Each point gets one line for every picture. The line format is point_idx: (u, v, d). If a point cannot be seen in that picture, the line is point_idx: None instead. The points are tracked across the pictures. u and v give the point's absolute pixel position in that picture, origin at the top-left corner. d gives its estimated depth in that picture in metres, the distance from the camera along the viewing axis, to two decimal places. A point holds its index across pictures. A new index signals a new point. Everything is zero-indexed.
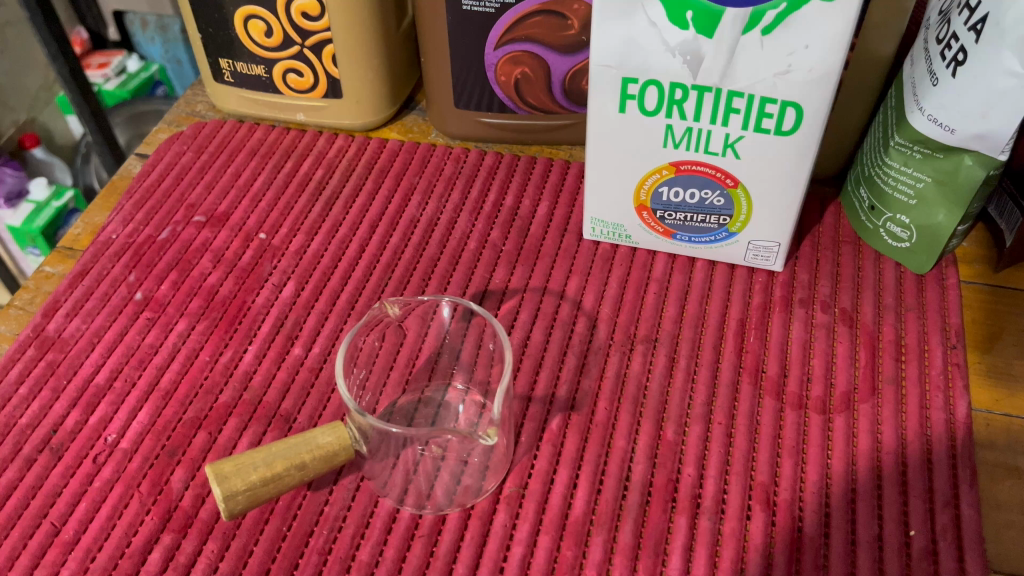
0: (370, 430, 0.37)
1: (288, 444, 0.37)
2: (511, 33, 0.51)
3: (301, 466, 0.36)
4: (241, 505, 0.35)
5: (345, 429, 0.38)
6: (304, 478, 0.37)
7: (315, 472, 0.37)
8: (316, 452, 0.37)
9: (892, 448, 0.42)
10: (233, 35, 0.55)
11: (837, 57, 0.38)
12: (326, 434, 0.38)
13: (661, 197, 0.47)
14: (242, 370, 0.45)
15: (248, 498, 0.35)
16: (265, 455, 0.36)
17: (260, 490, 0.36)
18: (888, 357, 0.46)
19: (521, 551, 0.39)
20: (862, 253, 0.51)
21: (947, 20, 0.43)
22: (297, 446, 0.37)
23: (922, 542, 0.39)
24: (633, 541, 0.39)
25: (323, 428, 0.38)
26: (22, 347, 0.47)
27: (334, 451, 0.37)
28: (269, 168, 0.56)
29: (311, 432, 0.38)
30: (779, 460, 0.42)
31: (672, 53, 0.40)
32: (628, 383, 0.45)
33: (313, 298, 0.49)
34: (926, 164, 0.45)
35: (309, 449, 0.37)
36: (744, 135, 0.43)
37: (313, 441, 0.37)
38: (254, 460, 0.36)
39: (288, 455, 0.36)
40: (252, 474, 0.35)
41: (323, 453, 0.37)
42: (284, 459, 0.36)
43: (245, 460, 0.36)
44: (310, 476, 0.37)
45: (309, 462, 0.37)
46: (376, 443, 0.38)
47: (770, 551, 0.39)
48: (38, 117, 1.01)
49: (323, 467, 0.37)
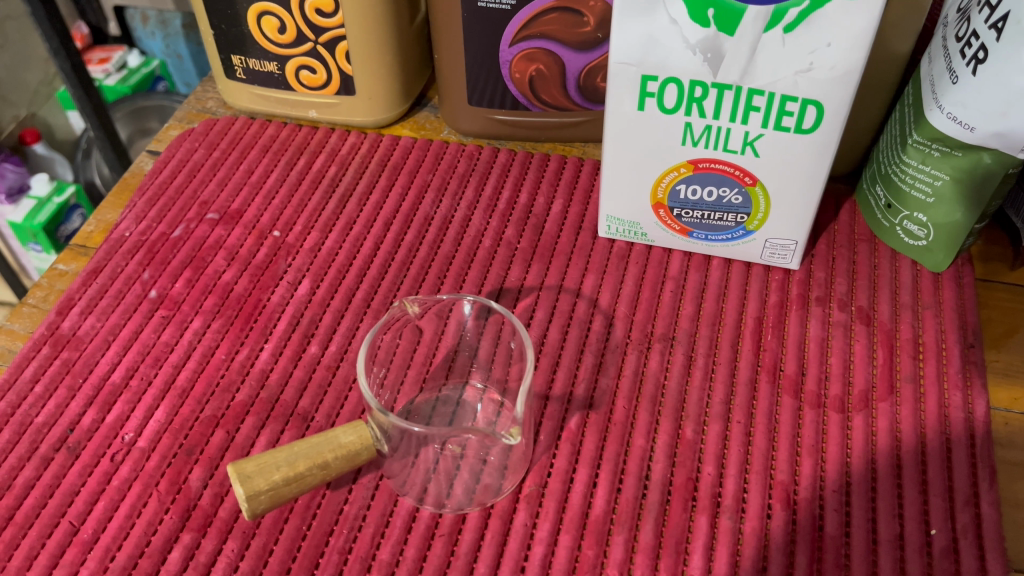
0: (393, 428, 0.37)
1: (310, 443, 0.37)
2: (526, 29, 0.51)
3: (325, 465, 0.36)
4: (263, 504, 0.35)
5: (366, 428, 0.38)
6: (326, 477, 0.37)
7: (337, 472, 0.37)
8: (338, 451, 0.37)
9: (911, 447, 0.42)
10: (246, 31, 0.54)
11: (859, 56, 0.38)
12: (347, 433, 0.37)
13: (678, 195, 0.47)
14: (258, 368, 0.45)
15: (271, 497, 0.35)
16: (287, 455, 0.36)
17: (283, 489, 0.35)
18: (906, 355, 0.45)
19: (542, 550, 0.39)
20: (878, 251, 0.51)
21: (968, 18, 0.43)
22: (320, 445, 0.37)
23: (944, 541, 0.39)
24: (654, 541, 0.39)
25: (344, 427, 0.38)
26: (37, 346, 0.47)
27: (357, 450, 0.37)
28: (282, 165, 0.56)
29: (331, 431, 0.38)
30: (799, 459, 0.42)
31: (692, 51, 0.40)
32: (646, 382, 0.45)
33: (328, 295, 0.49)
34: (944, 162, 0.45)
35: (331, 449, 0.37)
36: (763, 133, 0.43)
37: (335, 440, 0.37)
38: (277, 459, 0.36)
39: (310, 455, 0.36)
40: (276, 474, 0.35)
41: (346, 452, 0.37)
42: (307, 458, 0.36)
43: (267, 459, 0.36)
44: (331, 476, 0.37)
45: (331, 461, 0.37)
46: (397, 441, 0.38)
47: (792, 550, 0.39)
48: (38, 112, 1.01)
49: (344, 466, 0.37)
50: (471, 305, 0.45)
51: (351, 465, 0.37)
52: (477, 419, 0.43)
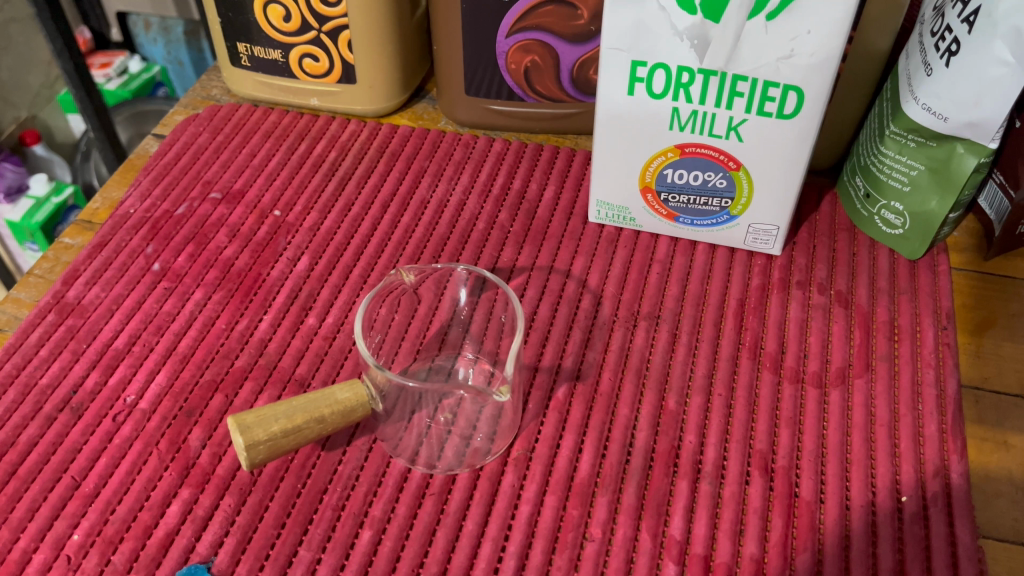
0: (388, 387, 0.39)
1: (309, 399, 0.38)
2: (522, 21, 0.53)
3: (322, 419, 0.38)
4: (261, 454, 0.37)
5: (363, 387, 0.40)
6: (323, 431, 0.38)
7: (333, 426, 0.39)
8: (334, 407, 0.39)
9: (885, 421, 0.43)
10: (252, 19, 0.56)
11: (838, 43, 0.40)
12: (344, 390, 0.39)
13: (665, 179, 0.49)
14: (257, 338, 0.47)
15: (269, 448, 0.37)
16: (286, 408, 0.38)
17: (280, 440, 0.37)
18: (882, 335, 0.47)
19: (529, 510, 0.40)
20: (857, 240, 0.53)
21: (942, 14, 0.45)
22: (318, 400, 0.39)
23: (914, 507, 0.40)
24: (636, 502, 0.40)
25: (341, 385, 0.40)
26: (43, 313, 0.48)
27: (353, 407, 0.39)
28: (284, 149, 0.58)
29: (328, 388, 0.39)
30: (777, 430, 0.43)
31: (680, 37, 0.42)
32: (632, 356, 0.46)
33: (326, 271, 0.50)
34: (919, 152, 0.47)
35: (328, 404, 0.39)
36: (747, 119, 0.45)
37: (331, 396, 0.39)
38: (276, 412, 0.37)
39: (307, 409, 0.38)
40: (274, 425, 0.37)
41: (342, 408, 0.39)
42: (305, 412, 0.38)
43: (267, 412, 0.37)
44: (326, 432, 0.39)
45: (327, 416, 0.38)
46: (392, 401, 0.40)
47: (769, 514, 0.40)
48: (38, 114, 1.03)
49: (340, 421, 0.39)
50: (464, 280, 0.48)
51: (345, 421, 0.39)
52: (468, 381, 0.45)
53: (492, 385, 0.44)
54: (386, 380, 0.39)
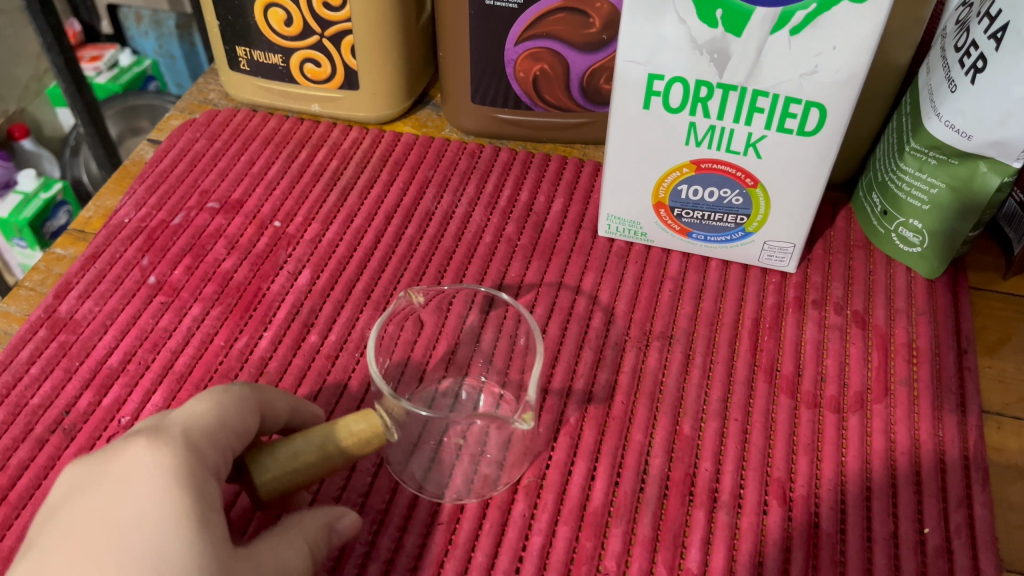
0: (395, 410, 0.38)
1: (320, 433, 0.36)
2: (532, 29, 0.51)
3: (333, 452, 0.36)
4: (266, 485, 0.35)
5: (377, 418, 0.37)
6: (338, 466, 0.36)
7: (348, 460, 0.36)
8: (348, 441, 0.36)
9: (906, 449, 0.42)
10: (252, 22, 0.55)
11: (863, 59, 0.39)
12: (357, 421, 0.37)
13: (680, 195, 0.48)
14: (257, 356, 0.45)
15: (274, 480, 0.35)
16: (295, 446, 0.35)
17: (286, 473, 0.35)
18: (900, 358, 0.46)
19: (540, 541, 0.39)
20: (873, 257, 0.52)
21: (967, 29, 0.44)
22: (330, 434, 0.36)
23: (937, 540, 0.39)
24: (652, 534, 0.39)
25: (355, 415, 0.37)
26: (34, 328, 0.46)
27: (368, 439, 0.36)
28: (284, 156, 0.56)
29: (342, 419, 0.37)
30: (795, 457, 0.42)
31: (699, 51, 0.41)
32: (645, 378, 0.45)
33: (328, 286, 0.49)
34: (940, 170, 0.46)
35: (341, 439, 0.36)
36: (766, 135, 0.43)
37: (345, 429, 0.36)
38: (285, 452, 0.35)
39: (319, 446, 0.36)
40: (284, 468, 0.35)
41: (356, 441, 0.36)
42: (316, 450, 0.35)
43: (275, 451, 0.35)
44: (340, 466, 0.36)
45: (341, 452, 0.36)
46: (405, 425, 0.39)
47: (788, 546, 0.39)
48: (27, 107, 1.00)
49: (357, 453, 0.37)
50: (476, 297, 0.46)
51: (361, 452, 0.37)
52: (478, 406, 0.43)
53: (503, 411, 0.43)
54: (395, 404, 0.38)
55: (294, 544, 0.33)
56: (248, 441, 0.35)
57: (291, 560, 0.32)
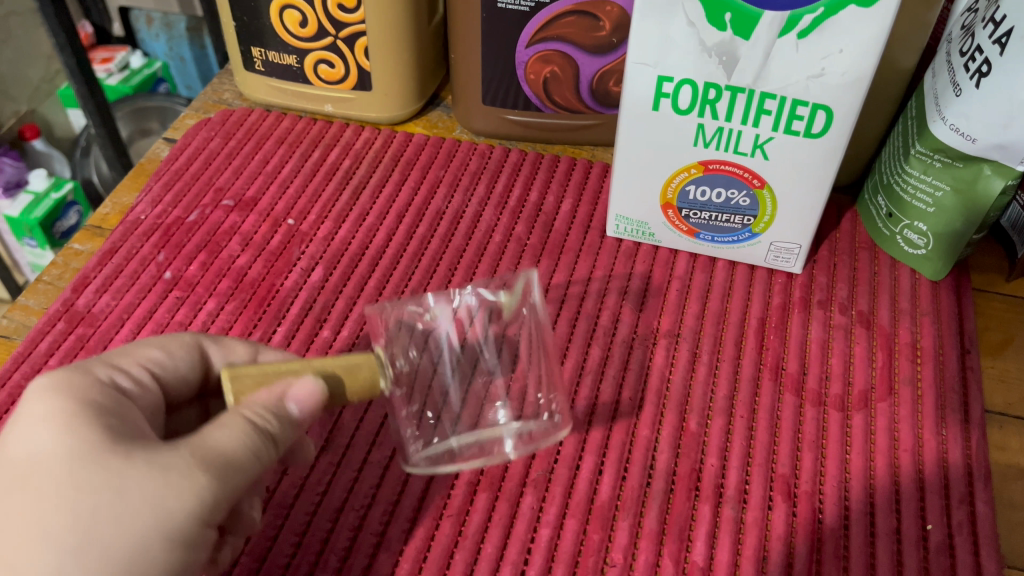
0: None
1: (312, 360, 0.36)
2: (543, 32, 0.52)
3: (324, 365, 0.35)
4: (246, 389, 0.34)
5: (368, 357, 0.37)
6: (317, 373, 0.35)
7: (330, 375, 0.35)
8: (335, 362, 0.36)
9: (909, 447, 0.43)
10: (267, 23, 0.56)
11: (869, 62, 0.39)
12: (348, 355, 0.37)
13: (687, 196, 0.48)
14: (271, 350, 0.46)
15: (255, 382, 0.34)
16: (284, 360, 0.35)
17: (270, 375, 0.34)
18: (904, 358, 0.47)
19: (549, 533, 0.39)
20: (878, 259, 0.52)
21: (972, 34, 0.44)
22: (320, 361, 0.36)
23: (939, 536, 0.40)
24: (658, 527, 0.40)
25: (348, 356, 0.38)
26: (52, 321, 0.47)
27: (357, 363, 0.36)
28: (297, 156, 0.57)
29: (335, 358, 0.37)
30: (800, 454, 0.43)
31: (708, 53, 0.42)
32: (652, 376, 0.46)
33: (340, 284, 0.50)
34: (945, 172, 0.46)
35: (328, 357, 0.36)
36: (773, 137, 0.44)
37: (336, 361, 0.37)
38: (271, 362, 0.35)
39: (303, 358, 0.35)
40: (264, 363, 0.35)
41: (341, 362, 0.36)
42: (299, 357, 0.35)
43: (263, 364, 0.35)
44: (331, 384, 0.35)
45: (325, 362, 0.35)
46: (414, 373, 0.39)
47: (792, 541, 0.39)
48: (38, 108, 1.01)
49: (340, 375, 0.35)
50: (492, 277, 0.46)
51: (353, 379, 0.36)
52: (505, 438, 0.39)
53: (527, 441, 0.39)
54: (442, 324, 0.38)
55: (230, 422, 0.32)
56: (174, 371, 0.37)
57: (228, 436, 0.31)
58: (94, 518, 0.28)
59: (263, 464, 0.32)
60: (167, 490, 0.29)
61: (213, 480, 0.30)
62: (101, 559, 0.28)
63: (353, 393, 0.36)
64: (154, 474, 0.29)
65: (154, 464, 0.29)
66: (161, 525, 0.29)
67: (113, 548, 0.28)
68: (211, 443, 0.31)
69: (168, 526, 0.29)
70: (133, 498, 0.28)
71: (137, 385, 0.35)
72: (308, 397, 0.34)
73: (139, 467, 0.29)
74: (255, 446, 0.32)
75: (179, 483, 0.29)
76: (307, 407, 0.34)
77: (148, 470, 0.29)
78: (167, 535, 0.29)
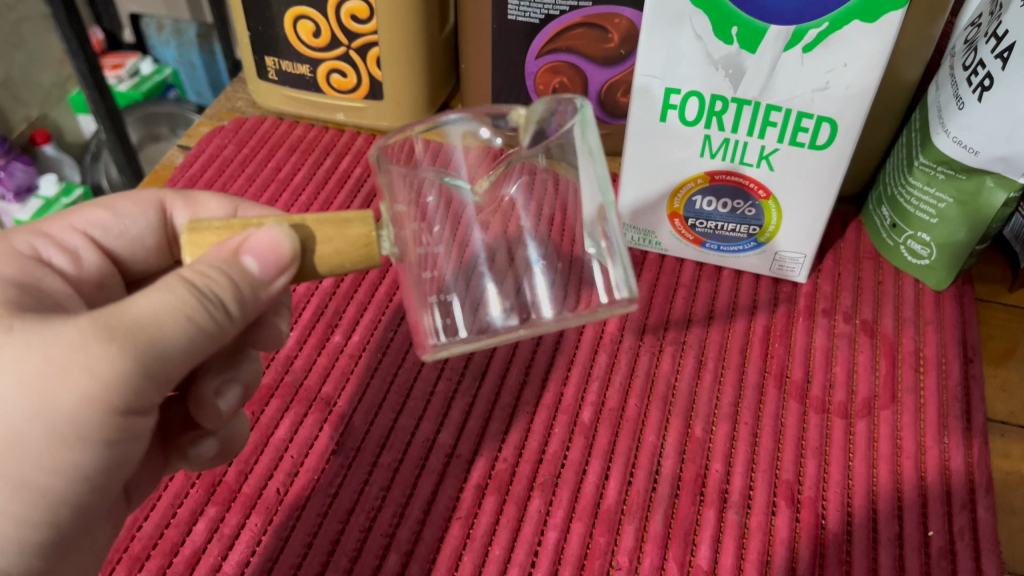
0: (540, 107, 0.35)
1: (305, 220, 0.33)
2: (552, 43, 0.53)
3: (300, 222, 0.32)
4: (205, 243, 0.32)
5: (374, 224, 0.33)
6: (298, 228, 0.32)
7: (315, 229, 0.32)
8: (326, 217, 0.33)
9: (912, 455, 0.43)
10: (281, 34, 0.57)
11: (873, 76, 0.40)
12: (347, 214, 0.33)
13: (694, 205, 0.49)
14: (283, 355, 0.48)
15: (216, 236, 0.32)
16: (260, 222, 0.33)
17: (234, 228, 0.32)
18: (907, 366, 0.47)
19: (556, 536, 0.40)
20: (882, 269, 0.53)
21: (975, 48, 0.45)
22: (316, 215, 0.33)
23: (940, 542, 0.40)
24: (663, 531, 0.40)
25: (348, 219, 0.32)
26: None
27: (346, 219, 0.32)
28: (309, 163, 0.58)
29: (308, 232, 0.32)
30: (803, 460, 0.43)
31: (715, 66, 0.43)
32: (658, 382, 0.47)
33: (352, 289, 0.51)
34: (948, 184, 0.47)
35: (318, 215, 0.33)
36: (779, 148, 0.45)
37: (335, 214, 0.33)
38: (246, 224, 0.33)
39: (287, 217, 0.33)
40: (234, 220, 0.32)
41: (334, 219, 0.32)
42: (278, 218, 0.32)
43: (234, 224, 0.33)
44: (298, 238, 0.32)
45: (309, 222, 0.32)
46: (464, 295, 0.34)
47: (795, 546, 0.40)
48: (49, 113, 1.02)
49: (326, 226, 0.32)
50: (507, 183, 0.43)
51: (337, 234, 0.32)
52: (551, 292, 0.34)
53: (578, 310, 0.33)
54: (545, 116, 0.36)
55: (160, 283, 0.30)
56: (112, 242, 0.41)
57: (151, 300, 0.29)
58: None
59: (201, 322, 0.30)
60: (51, 371, 0.28)
61: (116, 349, 0.28)
62: (8, 445, 0.28)
63: (326, 259, 0.32)
64: (39, 353, 0.28)
65: (39, 341, 0.28)
66: (43, 410, 0.28)
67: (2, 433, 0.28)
68: (124, 310, 0.29)
69: (65, 410, 0.28)
70: (16, 380, 0.28)
71: (69, 256, 0.39)
72: (263, 249, 0.31)
73: (24, 348, 0.28)
74: (189, 307, 0.30)
75: (65, 364, 0.28)
76: (269, 262, 0.31)
77: (33, 348, 0.28)
78: (71, 414, 0.28)
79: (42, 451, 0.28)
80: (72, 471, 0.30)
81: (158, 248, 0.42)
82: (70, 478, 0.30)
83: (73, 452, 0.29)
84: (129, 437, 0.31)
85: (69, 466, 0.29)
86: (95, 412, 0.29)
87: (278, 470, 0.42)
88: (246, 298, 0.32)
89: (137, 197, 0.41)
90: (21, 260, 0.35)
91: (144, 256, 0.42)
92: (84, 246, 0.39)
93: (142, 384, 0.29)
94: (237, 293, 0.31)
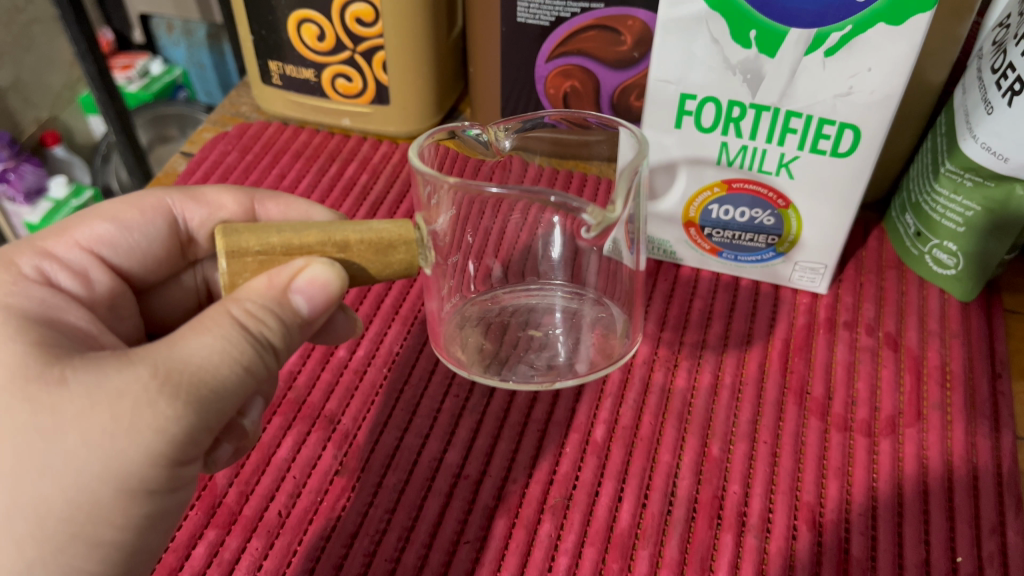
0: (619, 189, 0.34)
1: (340, 224, 0.34)
2: (563, 46, 0.51)
3: (344, 246, 0.33)
4: (247, 271, 0.32)
5: (411, 231, 0.34)
6: (341, 253, 0.33)
7: (359, 257, 0.34)
8: (366, 237, 0.34)
9: (938, 474, 0.42)
10: (285, 38, 0.55)
11: (899, 80, 0.38)
12: (385, 224, 0.34)
13: (710, 214, 0.48)
14: (287, 370, 0.47)
15: (258, 265, 0.32)
16: (294, 230, 0.33)
17: (279, 257, 0.33)
18: (933, 382, 0.45)
19: (567, 561, 0.38)
20: (906, 279, 0.51)
21: (1004, 50, 0.43)
22: (350, 225, 0.34)
23: (970, 568, 0.38)
24: (679, 556, 0.39)
25: (391, 232, 0.34)
26: None
27: (391, 243, 0.34)
28: (315, 169, 0.57)
29: (350, 250, 0.33)
30: (825, 481, 0.41)
31: (733, 71, 0.41)
32: (674, 400, 0.45)
33: (358, 301, 0.51)
34: (976, 192, 0.45)
35: (358, 231, 0.34)
36: (799, 156, 0.43)
37: (368, 225, 0.34)
38: (278, 228, 0.33)
39: (325, 231, 0.33)
40: (272, 238, 0.33)
41: (376, 242, 0.34)
42: (319, 233, 0.33)
43: (264, 227, 0.33)
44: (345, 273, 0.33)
45: (353, 244, 0.33)
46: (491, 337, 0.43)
47: (817, 570, 0.38)
48: (60, 115, 1.01)
49: (369, 253, 0.34)
50: (502, 123, 0.44)
51: (383, 260, 0.34)
52: (556, 316, 0.44)
53: (592, 349, 0.42)
54: (618, 183, 0.34)
55: (212, 326, 0.30)
56: (121, 256, 0.39)
57: (208, 349, 0.29)
58: (41, 470, 0.27)
59: (255, 369, 0.31)
60: (117, 429, 0.27)
61: (180, 406, 0.28)
62: (81, 509, 0.28)
63: (364, 278, 0.34)
64: (104, 410, 0.27)
65: (102, 396, 0.28)
66: (112, 469, 0.28)
67: (73, 493, 0.28)
68: (182, 359, 0.29)
69: (134, 467, 0.28)
70: (82, 437, 0.27)
71: (79, 278, 0.37)
72: (315, 289, 0.32)
73: (86, 402, 0.28)
74: (246, 357, 0.30)
75: (133, 422, 0.28)
76: (317, 303, 0.32)
77: (98, 404, 0.28)
78: (137, 470, 0.28)
79: (105, 504, 0.28)
80: (133, 521, 0.30)
81: (168, 255, 0.41)
82: (139, 526, 0.30)
83: (139, 504, 0.29)
84: (182, 483, 0.31)
85: (134, 517, 0.29)
86: (161, 465, 0.29)
87: (280, 492, 0.41)
88: (291, 334, 0.33)
89: (140, 203, 0.40)
90: (39, 293, 0.34)
91: (154, 263, 0.41)
92: (91, 263, 0.38)
93: (201, 434, 0.30)
94: (285, 332, 0.32)
